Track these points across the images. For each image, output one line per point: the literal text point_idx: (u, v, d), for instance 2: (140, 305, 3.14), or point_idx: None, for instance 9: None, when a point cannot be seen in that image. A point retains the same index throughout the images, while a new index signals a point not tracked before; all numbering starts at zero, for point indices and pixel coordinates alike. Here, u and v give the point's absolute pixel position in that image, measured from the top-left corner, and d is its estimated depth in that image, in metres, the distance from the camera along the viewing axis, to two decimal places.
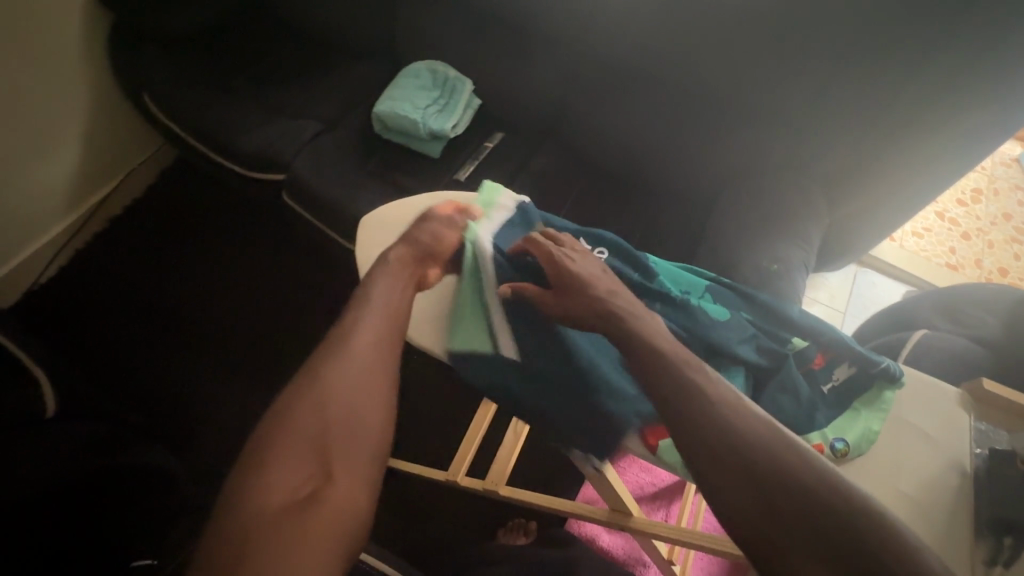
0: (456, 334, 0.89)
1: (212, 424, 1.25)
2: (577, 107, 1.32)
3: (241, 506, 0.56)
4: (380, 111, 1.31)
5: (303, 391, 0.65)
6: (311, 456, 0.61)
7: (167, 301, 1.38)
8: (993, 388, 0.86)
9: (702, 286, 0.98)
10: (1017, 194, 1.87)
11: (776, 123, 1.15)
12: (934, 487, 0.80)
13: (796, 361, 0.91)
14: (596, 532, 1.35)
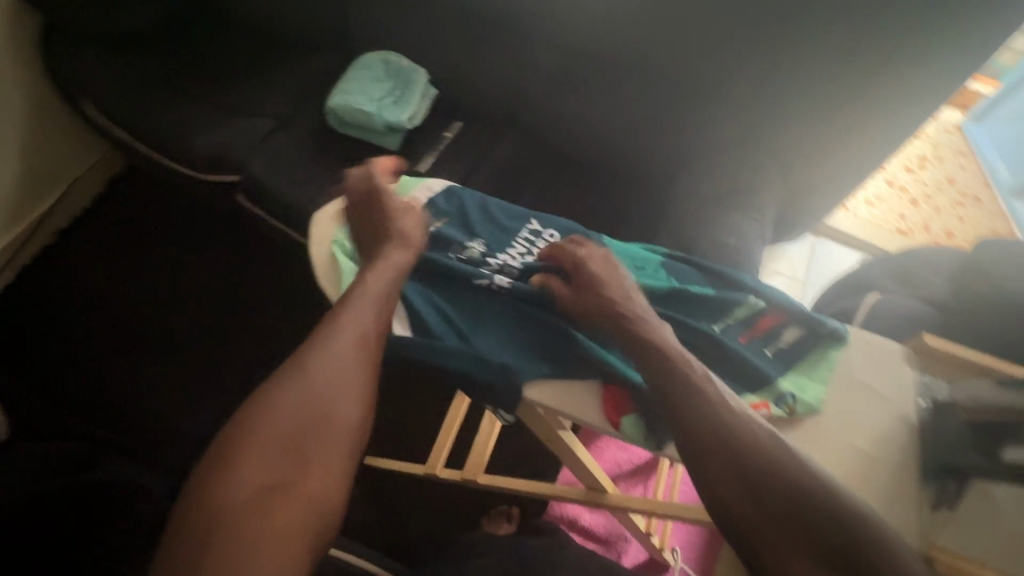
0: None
1: (192, 430, 1.31)
2: (534, 91, 1.30)
3: (212, 489, 0.57)
4: (334, 105, 1.27)
5: (285, 375, 0.65)
6: (285, 447, 0.61)
7: (138, 306, 1.43)
8: (937, 341, 0.70)
9: (655, 261, 0.81)
10: (960, 159, 2.06)
11: (730, 94, 1.17)
12: (886, 442, 0.65)
13: (741, 328, 0.74)
14: (578, 512, 1.30)
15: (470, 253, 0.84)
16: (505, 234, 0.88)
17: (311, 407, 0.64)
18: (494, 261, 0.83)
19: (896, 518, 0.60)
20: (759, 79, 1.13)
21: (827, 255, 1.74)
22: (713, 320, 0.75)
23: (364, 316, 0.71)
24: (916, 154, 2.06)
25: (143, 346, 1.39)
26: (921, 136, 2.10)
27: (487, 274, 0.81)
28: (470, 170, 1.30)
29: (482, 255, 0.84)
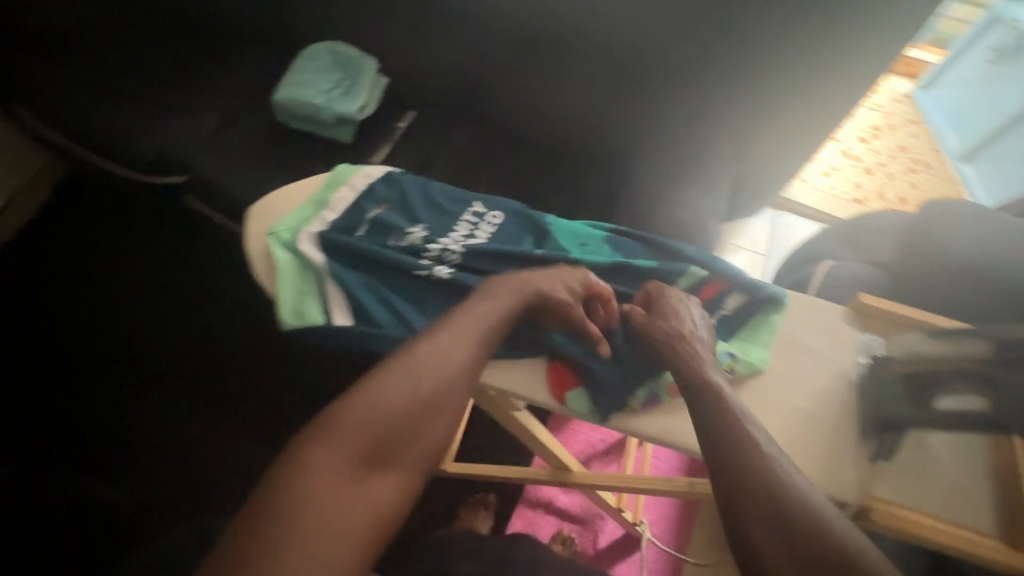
0: (284, 310, 0.71)
1: (176, 444, 1.21)
2: (484, 76, 1.29)
3: (294, 466, 0.53)
4: (279, 98, 1.24)
5: (401, 365, 0.61)
6: (365, 450, 0.55)
7: (136, 314, 1.36)
8: (873, 302, 0.72)
9: (600, 237, 0.81)
10: (911, 127, 2.12)
11: (679, 68, 1.18)
12: (825, 400, 0.67)
13: (684, 299, 0.75)
14: (554, 494, 1.32)
15: (410, 238, 0.79)
16: (447, 217, 0.82)
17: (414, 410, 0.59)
18: (437, 245, 0.78)
19: (836, 472, 0.61)
20: (706, 54, 1.15)
21: (786, 227, 1.77)
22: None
23: (475, 326, 0.66)
24: (869, 124, 2.11)
25: (117, 353, 1.31)
26: (872, 107, 2.16)
27: (429, 260, 0.77)
28: (425, 157, 1.28)
29: (424, 239, 0.79)
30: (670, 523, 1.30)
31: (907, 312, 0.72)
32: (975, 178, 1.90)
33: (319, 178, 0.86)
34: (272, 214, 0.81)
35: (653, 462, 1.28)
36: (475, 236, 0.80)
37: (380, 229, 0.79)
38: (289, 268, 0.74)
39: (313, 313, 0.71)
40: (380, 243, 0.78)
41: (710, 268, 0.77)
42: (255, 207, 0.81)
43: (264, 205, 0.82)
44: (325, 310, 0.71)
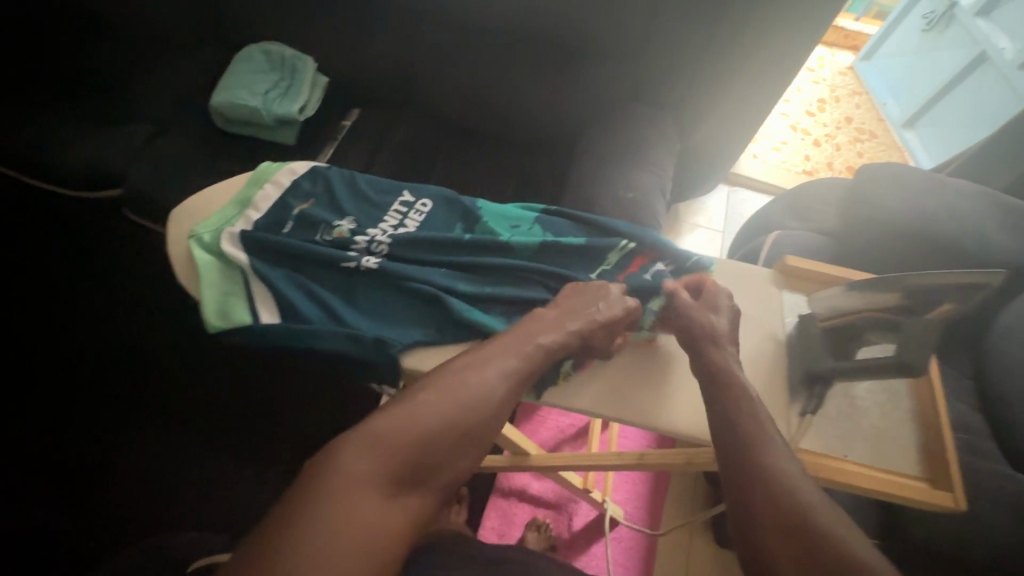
0: (209, 312, 0.70)
1: (158, 465, 1.17)
2: (425, 69, 1.29)
3: (320, 483, 0.50)
4: (216, 103, 1.21)
5: (441, 384, 0.59)
6: (394, 473, 0.52)
7: (126, 335, 1.31)
8: (796, 263, 0.75)
9: (529, 218, 0.82)
10: (856, 98, 2.17)
11: (614, 50, 1.20)
12: (756, 358, 0.68)
13: (610, 273, 0.77)
14: (527, 481, 1.33)
15: (338, 232, 0.78)
16: (376, 209, 0.82)
17: (450, 432, 0.56)
18: (365, 236, 0.78)
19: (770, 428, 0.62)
20: (643, 34, 1.16)
21: (740, 202, 1.81)
22: (588, 269, 0.77)
23: (512, 353, 0.64)
24: (816, 98, 2.16)
25: (99, 368, 1.27)
26: (817, 80, 2.21)
27: (357, 252, 0.76)
28: (372, 154, 1.27)
29: (352, 232, 0.78)
30: (642, 499, 1.32)
31: (828, 269, 0.75)
32: (916, 144, 1.96)
33: (242, 177, 0.84)
34: (194, 216, 0.79)
35: (621, 442, 1.30)
36: (405, 227, 0.80)
37: (305, 227, 0.79)
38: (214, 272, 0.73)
39: (240, 314, 0.70)
40: (307, 239, 0.77)
41: (636, 241, 0.79)
42: (176, 210, 0.79)
43: (184, 206, 0.80)
44: (252, 311, 0.71)
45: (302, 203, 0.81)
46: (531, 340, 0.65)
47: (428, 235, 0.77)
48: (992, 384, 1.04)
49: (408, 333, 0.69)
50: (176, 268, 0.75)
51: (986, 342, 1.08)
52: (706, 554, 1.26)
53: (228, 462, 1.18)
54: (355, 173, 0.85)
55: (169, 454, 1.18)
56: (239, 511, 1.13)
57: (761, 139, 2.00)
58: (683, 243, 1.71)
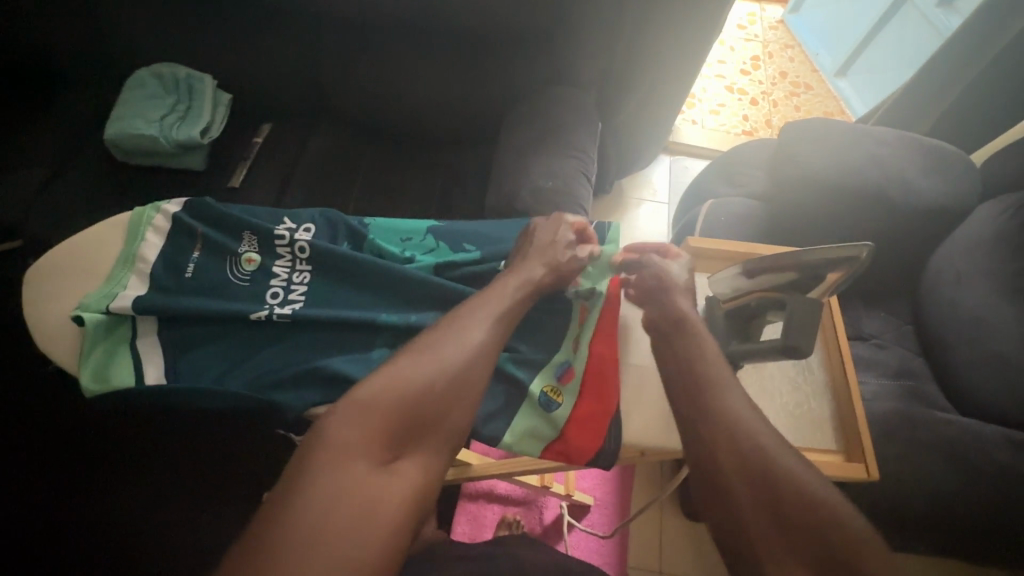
0: (89, 381, 0.64)
1: (107, 518, 1.08)
2: (331, 75, 1.23)
3: (314, 454, 0.48)
4: (109, 136, 1.13)
5: (418, 348, 0.56)
6: (389, 432, 0.51)
7: (38, 386, 1.18)
8: (698, 244, 0.76)
9: (423, 229, 0.80)
10: (788, 52, 2.15)
11: (519, 37, 1.16)
12: (649, 371, 0.72)
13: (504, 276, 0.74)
14: (494, 482, 1.31)
15: (250, 264, 0.74)
16: (270, 231, 0.75)
17: (436, 391, 0.54)
18: (281, 268, 0.74)
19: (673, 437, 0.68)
20: (545, 17, 1.12)
21: (682, 170, 1.80)
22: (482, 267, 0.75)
23: (488, 306, 0.61)
24: (749, 56, 2.13)
25: (12, 432, 1.15)
26: (750, 37, 2.18)
27: (275, 286, 0.72)
28: (289, 172, 1.22)
29: (265, 262, 0.74)
30: (610, 482, 1.32)
31: (727, 247, 0.76)
32: (851, 92, 1.97)
33: (123, 220, 0.76)
34: (62, 271, 0.72)
35: None
36: (299, 246, 0.74)
37: (175, 273, 0.73)
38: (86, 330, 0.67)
39: (119, 376, 0.65)
40: (216, 277, 0.73)
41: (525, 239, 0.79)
42: (41, 266, 0.72)
43: (50, 261, 0.73)
44: (136, 369, 0.66)
45: (168, 246, 0.75)
46: (492, 332, 0.60)
47: (315, 263, 0.74)
48: (927, 328, 1.06)
49: (296, 377, 0.64)
50: (34, 335, 0.68)
51: (923, 286, 1.09)
52: (678, 527, 1.27)
53: (173, 501, 1.08)
54: (218, 206, 0.77)
55: (109, 507, 1.09)
56: (203, 542, 1.06)
57: (698, 104, 1.98)
58: (630, 220, 1.70)
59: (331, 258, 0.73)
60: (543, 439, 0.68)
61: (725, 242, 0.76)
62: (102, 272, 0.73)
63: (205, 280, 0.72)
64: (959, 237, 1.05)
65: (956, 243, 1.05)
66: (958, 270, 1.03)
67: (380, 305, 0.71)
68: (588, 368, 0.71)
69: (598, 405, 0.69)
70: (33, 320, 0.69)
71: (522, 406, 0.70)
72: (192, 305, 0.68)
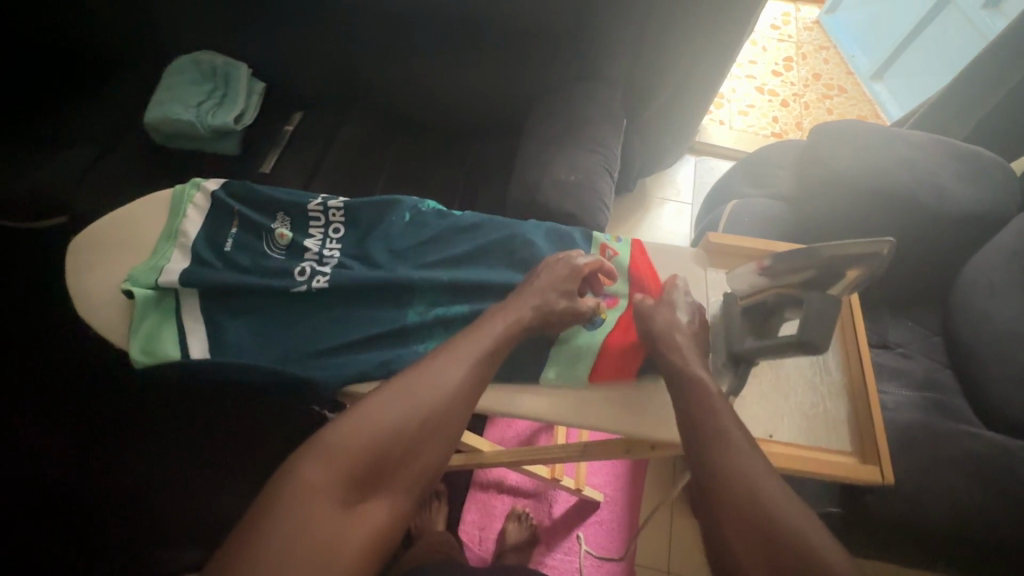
0: (135, 350, 0.67)
1: (132, 486, 1.12)
2: (363, 67, 1.26)
3: (285, 490, 0.49)
4: (149, 119, 1.17)
5: (397, 387, 0.57)
6: (361, 472, 0.52)
7: (80, 358, 1.25)
8: (719, 240, 0.75)
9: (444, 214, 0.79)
10: (823, 53, 2.10)
11: (549, 31, 1.17)
12: None
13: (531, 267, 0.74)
14: (506, 473, 1.32)
15: (283, 240, 0.77)
16: (305, 211, 0.78)
17: (411, 431, 0.54)
18: (313, 245, 0.77)
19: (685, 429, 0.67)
20: (574, 10, 1.12)
21: (708, 171, 1.77)
22: (506, 257, 0.75)
23: (467, 347, 0.61)
24: (782, 57, 2.09)
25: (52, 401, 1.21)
26: (783, 38, 2.14)
27: (307, 261, 0.75)
28: (317, 159, 1.25)
29: (297, 238, 0.77)
30: (620, 480, 1.32)
31: (748, 245, 0.76)
32: (887, 96, 1.92)
33: (166, 200, 0.80)
34: (108, 247, 0.75)
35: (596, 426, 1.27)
36: (335, 227, 0.78)
37: (214, 250, 0.75)
38: (134, 303, 0.70)
39: (165, 347, 0.68)
40: (253, 253, 0.76)
41: (544, 230, 0.79)
42: (90, 241, 0.76)
43: (96, 238, 0.76)
44: (181, 341, 0.68)
45: (210, 223, 0.77)
46: (483, 362, 0.61)
47: (349, 243, 0.78)
48: (956, 339, 1.03)
49: (332, 355, 0.67)
50: (81, 304, 0.71)
51: (953, 296, 1.06)
52: (688, 529, 1.27)
53: (194, 473, 1.11)
54: (252, 185, 0.79)
55: (133, 473, 1.13)
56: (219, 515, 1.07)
57: (727, 105, 1.95)
58: (653, 220, 1.68)
59: (365, 241, 0.77)
60: (584, 366, 0.70)
61: (747, 240, 0.76)
62: (147, 247, 0.76)
63: (241, 254, 0.75)
64: (995, 246, 1.02)
65: (990, 253, 1.02)
66: (993, 281, 1.00)
67: (405, 287, 0.71)
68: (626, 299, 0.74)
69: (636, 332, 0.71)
70: (82, 291, 0.72)
71: (569, 333, 0.72)
72: (234, 281, 0.71)
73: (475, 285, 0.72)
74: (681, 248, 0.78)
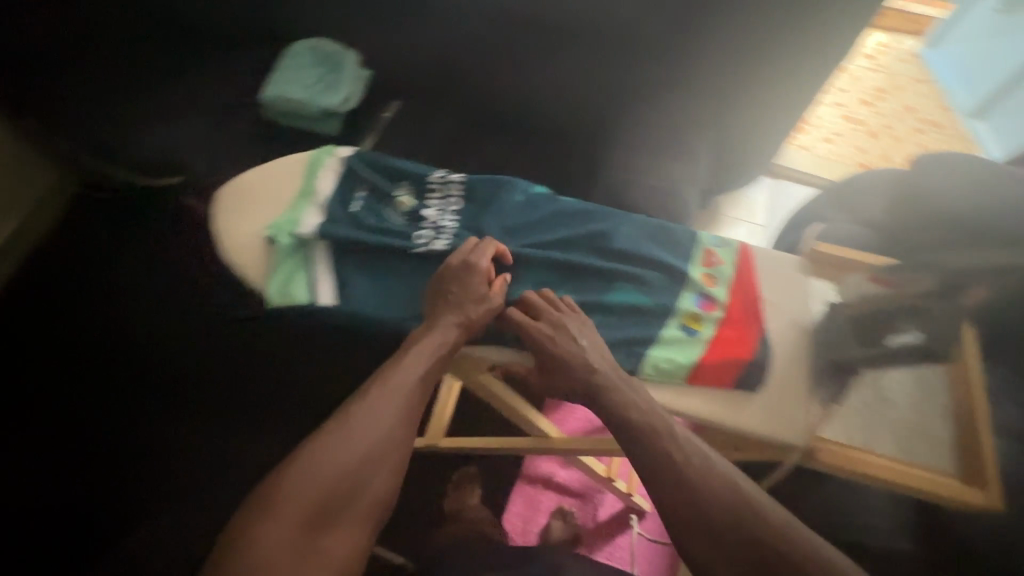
0: (273, 292, 0.75)
1: (216, 433, 1.22)
2: (463, 63, 1.32)
3: (241, 541, 0.52)
4: (266, 96, 1.27)
5: (333, 430, 0.60)
6: (311, 513, 0.55)
7: (182, 309, 1.37)
8: (826, 250, 0.80)
9: (555, 200, 0.84)
10: (919, 87, 2.03)
11: (652, 38, 1.19)
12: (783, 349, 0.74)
13: (636, 259, 0.78)
14: (553, 470, 1.33)
15: (404, 207, 0.82)
16: (427, 182, 0.84)
17: (352, 471, 0.58)
18: (431, 213, 0.82)
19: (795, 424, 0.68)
20: (680, 19, 1.14)
21: (786, 195, 1.74)
22: (612, 248, 0.79)
23: (404, 387, 0.64)
24: (873, 86, 2.03)
25: (152, 344, 1.33)
26: (877, 68, 2.08)
27: (426, 228, 0.80)
28: (410, 146, 1.31)
29: (417, 206, 0.82)
30: None
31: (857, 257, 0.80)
32: (989, 134, 1.83)
33: (303, 162, 0.88)
34: (252, 199, 0.84)
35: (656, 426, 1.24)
36: (451, 199, 0.83)
37: (345, 209, 0.81)
38: (276, 249, 0.78)
39: (299, 293, 0.75)
40: (377, 214, 0.81)
41: (649, 225, 0.82)
42: (238, 192, 0.84)
43: (243, 190, 0.85)
44: (311, 290, 0.75)
45: (341, 185, 0.84)
46: (416, 390, 0.65)
47: (465, 215, 0.82)
48: None
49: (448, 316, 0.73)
50: (225, 249, 0.79)
51: None
52: None
53: (224, 438, 1.22)
54: (380, 156, 0.86)
55: (193, 421, 1.24)
56: None
57: (811, 131, 1.91)
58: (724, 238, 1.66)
59: (480, 215, 0.82)
60: (681, 366, 0.70)
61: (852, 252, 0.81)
62: (284, 203, 0.84)
63: (366, 215, 0.81)
64: None
65: None
66: None
67: (519, 265, 0.77)
68: (728, 305, 0.76)
69: (736, 338, 0.73)
70: (228, 234, 0.80)
71: (667, 329, 0.73)
72: (360, 240, 0.77)
73: (583, 273, 0.77)
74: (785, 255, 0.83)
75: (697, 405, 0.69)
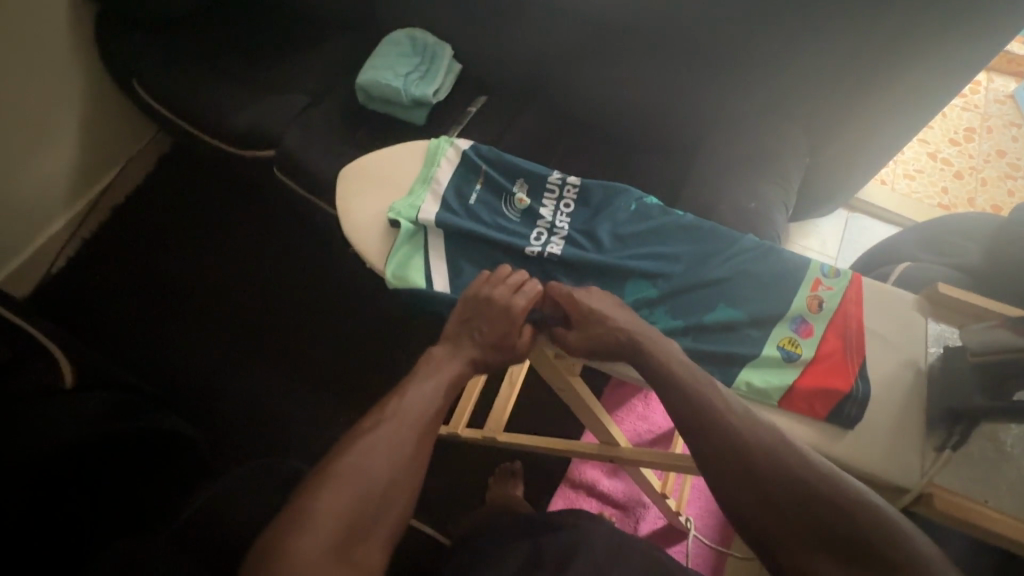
0: (391, 272, 0.82)
1: (275, 401, 1.30)
2: (557, 65, 1.32)
3: (270, 557, 0.53)
4: (363, 81, 1.31)
5: (352, 452, 0.62)
6: (338, 530, 0.56)
7: (257, 278, 1.43)
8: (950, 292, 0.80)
9: (668, 211, 0.88)
10: (1012, 130, 1.94)
11: (758, 58, 1.17)
12: (893, 388, 0.77)
13: (737, 280, 0.83)
14: (597, 477, 1.33)
15: (521, 204, 0.89)
16: (545, 183, 0.90)
17: (374, 492, 0.59)
18: (547, 213, 0.89)
19: (900, 464, 0.72)
20: (791, 41, 1.12)
21: (859, 229, 1.69)
22: (715, 266, 0.84)
23: (418, 415, 0.66)
24: (963, 126, 1.95)
25: (226, 309, 1.40)
26: (968, 106, 1.99)
27: (540, 227, 0.87)
28: (493, 143, 1.32)
29: (533, 205, 0.89)
30: (706, 514, 1.29)
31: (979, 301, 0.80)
32: None
33: (423, 149, 0.94)
34: (374, 180, 0.90)
35: None
36: (566, 202, 0.89)
37: (466, 201, 0.89)
38: (396, 232, 0.85)
39: (415, 275, 0.82)
40: (495, 209, 0.89)
41: (757, 247, 0.85)
42: (362, 171, 0.91)
43: (368, 170, 0.91)
44: (426, 274, 0.82)
45: (465, 175, 0.91)
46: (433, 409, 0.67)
47: (578, 219, 0.89)
48: None
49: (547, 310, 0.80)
50: (349, 225, 0.86)
51: None
52: None
53: (274, 411, 1.29)
54: (501, 152, 0.91)
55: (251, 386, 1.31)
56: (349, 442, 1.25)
57: (892, 165, 1.85)
58: None
59: (591, 220, 0.88)
60: (776, 388, 0.75)
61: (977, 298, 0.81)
62: (403, 188, 0.90)
63: (482, 209, 0.88)
64: None
65: None
66: None
67: (627, 275, 0.83)
68: (826, 333, 0.79)
69: (835, 369, 0.76)
70: (352, 211, 0.88)
71: (766, 350, 0.78)
72: (477, 234, 0.84)
73: (684, 286, 0.82)
74: (901, 292, 0.84)
75: (792, 425, 0.74)
